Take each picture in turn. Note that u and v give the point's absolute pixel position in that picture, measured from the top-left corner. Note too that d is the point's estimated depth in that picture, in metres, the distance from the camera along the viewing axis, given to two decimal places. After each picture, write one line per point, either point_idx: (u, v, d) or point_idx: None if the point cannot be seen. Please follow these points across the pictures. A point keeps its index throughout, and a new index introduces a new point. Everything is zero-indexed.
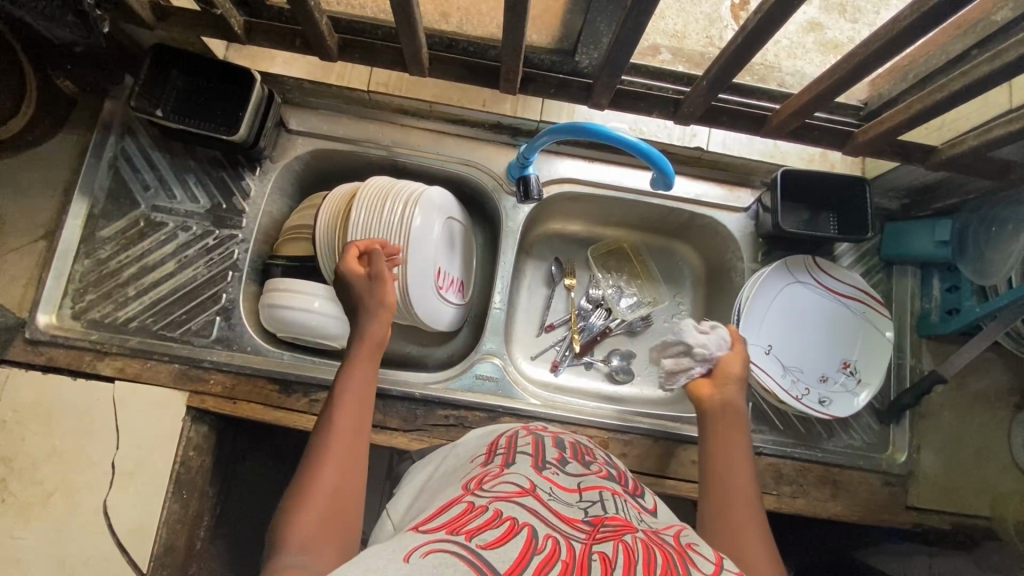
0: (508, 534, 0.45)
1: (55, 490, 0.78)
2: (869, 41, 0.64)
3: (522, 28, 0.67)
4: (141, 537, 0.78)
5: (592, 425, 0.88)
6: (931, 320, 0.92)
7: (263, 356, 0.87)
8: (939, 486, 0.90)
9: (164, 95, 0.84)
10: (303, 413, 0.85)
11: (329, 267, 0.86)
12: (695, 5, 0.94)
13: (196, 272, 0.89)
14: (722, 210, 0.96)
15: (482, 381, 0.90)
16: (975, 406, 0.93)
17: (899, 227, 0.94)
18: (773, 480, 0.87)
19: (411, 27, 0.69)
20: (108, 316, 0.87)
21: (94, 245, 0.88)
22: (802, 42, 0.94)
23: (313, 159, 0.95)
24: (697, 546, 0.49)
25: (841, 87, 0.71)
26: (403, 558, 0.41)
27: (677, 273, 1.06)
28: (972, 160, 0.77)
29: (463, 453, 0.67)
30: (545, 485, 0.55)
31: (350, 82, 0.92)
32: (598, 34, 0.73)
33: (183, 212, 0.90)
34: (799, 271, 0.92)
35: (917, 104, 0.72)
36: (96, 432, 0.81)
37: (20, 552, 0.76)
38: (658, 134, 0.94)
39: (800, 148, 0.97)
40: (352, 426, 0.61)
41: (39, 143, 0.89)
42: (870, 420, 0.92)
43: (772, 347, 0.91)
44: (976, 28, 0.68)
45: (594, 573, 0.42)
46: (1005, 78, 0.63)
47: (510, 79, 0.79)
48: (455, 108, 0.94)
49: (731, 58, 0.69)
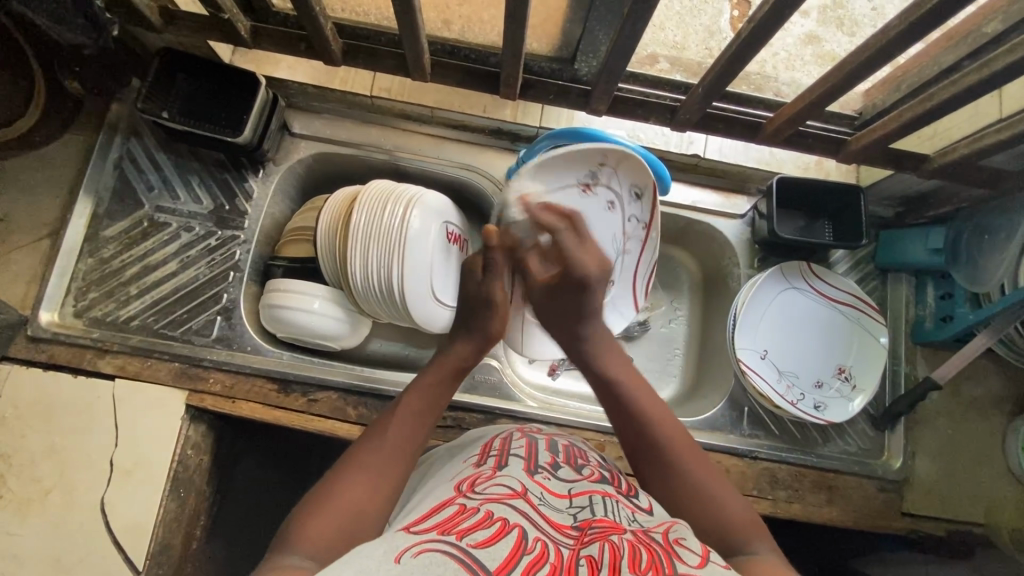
0: (498, 534, 0.46)
1: (53, 486, 0.79)
2: (860, 49, 0.66)
3: (522, 34, 0.69)
4: (138, 534, 0.79)
5: (588, 427, 0.89)
6: (925, 327, 0.93)
7: (263, 356, 0.88)
8: (934, 493, 0.90)
9: (170, 97, 0.85)
10: (301, 413, 0.86)
11: (331, 269, 0.87)
12: (695, 17, 0.99)
13: (199, 272, 0.90)
14: (718, 216, 0.97)
15: (480, 383, 0.91)
16: (970, 413, 0.94)
17: (893, 236, 0.95)
18: (768, 485, 0.88)
19: (414, 34, 0.71)
20: (110, 314, 0.87)
21: (99, 244, 0.89)
22: (798, 55, 0.97)
23: (317, 163, 0.97)
24: (685, 541, 0.49)
25: (834, 95, 0.72)
26: (394, 558, 0.41)
27: (675, 279, 1.06)
28: (962, 167, 0.78)
29: (454, 456, 0.67)
30: (537, 489, 0.55)
31: (355, 87, 0.94)
32: (596, 43, 0.75)
33: (187, 212, 0.92)
34: (794, 277, 0.93)
35: (909, 112, 0.74)
36: (95, 428, 0.81)
37: (17, 548, 0.76)
38: (655, 141, 0.96)
39: (796, 157, 0.99)
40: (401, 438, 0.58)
41: (46, 143, 0.91)
42: (865, 426, 0.93)
43: (768, 351, 0.92)
44: (967, 40, 0.69)
45: None
46: (994, 86, 0.64)
47: (511, 84, 0.80)
48: (455, 113, 0.95)
49: (726, 66, 0.71)
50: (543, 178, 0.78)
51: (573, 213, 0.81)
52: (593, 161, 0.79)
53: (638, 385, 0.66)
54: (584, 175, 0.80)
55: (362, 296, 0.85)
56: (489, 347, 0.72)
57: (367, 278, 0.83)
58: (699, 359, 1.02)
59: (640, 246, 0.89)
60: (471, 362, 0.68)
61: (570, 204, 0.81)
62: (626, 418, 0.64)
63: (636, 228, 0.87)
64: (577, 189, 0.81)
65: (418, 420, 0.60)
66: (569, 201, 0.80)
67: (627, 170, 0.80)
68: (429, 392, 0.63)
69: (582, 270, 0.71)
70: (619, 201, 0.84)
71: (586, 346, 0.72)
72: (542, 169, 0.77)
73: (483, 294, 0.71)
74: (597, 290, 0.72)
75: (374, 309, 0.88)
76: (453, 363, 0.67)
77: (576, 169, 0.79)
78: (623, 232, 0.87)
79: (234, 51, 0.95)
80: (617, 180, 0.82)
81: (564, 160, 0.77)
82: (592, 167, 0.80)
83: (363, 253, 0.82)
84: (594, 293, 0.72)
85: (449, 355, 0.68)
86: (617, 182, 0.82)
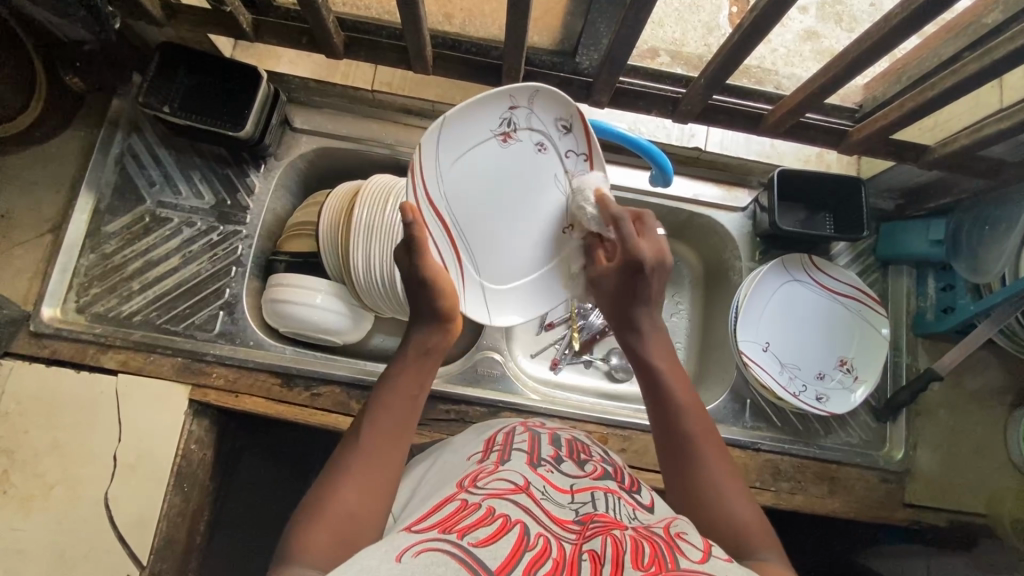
0: (499, 531, 0.46)
1: (56, 482, 0.79)
2: (861, 39, 0.66)
3: (525, 26, 0.69)
4: (142, 530, 0.79)
5: (590, 420, 0.89)
6: (926, 318, 0.94)
7: (265, 351, 0.88)
8: (935, 483, 0.91)
9: (171, 90, 0.85)
10: (304, 407, 0.87)
11: (333, 262, 0.87)
12: (694, 13, 0.99)
13: (201, 267, 0.90)
14: (719, 209, 0.97)
15: (482, 377, 0.91)
16: (971, 404, 0.94)
17: (894, 228, 0.95)
18: (771, 477, 0.88)
19: (416, 27, 0.71)
20: (112, 310, 0.87)
21: (100, 239, 0.89)
22: (798, 51, 0.98)
23: (318, 157, 0.97)
24: (686, 535, 0.49)
25: (835, 85, 0.72)
26: (395, 558, 0.41)
27: (676, 274, 1.06)
28: (963, 158, 0.79)
29: (457, 452, 0.67)
30: (539, 483, 0.56)
31: (355, 81, 0.97)
32: (598, 35, 0.75)
33: (188, 207, 0.92)
34: (795, 270, 0.94)
35: (910, 103, 0.74)
36: (99, 424, 0.81)
37: (21, 544, 0.76)
38: (657, 134, 0.97)
39: (797, 149, 1.00)
40: (387, 433, 0.56)
41: (47, 139, 0.90)
42: (867, 418, 0.93)
43: (770, 344, 0.92)
44: (967, 31, 0.69)
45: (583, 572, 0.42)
46: (997, 73, 0.64)
47: (513, 77, 0.80)
48: (457, 106, 0.97)
49: (728, 57, 0.71)
50: (453, 143, 0.65)
51: (504, 166, 0.68)
52: (502, 105, 0.66)
53: (680, 379, 0.63)
54: (498, 122, 0.66)
55: (363, 289, 0.85)
56: (453, 325, 0.65)
57: (369, 271, 0.83)
58: (701, 352, 1.02)
59: (591, 180, 0.71)
60: (439, 343, 0.63)
61: (490, 158, 0.67)
62: (659, 406, 0.62)
63: (579, 163, 0.70)
64: (494, 140, 0.67)
65: (392, 417, 0.57)
66: (489, 156, 0.67)
67: (544, 103, 0.67)
68: (401, 383, 0.60)
69: (631, 250, 0.64)
70: (549, 139, 0.69)
71: (639, 331, 0.67)
72: (448, 124, 0.63)
73: (423, 279, 0.61)
74: (655, 277, 0.65)
75: (376, 303, 0.88)
76: (416, 349, 0.62)
77: (486, 118, 0.65)
78: (565, 173, 0.70)
79: (236, 45, 0.97)
80: (537, 119, 0.68)
81: (470, 108, 0.63)
82: (505, 111, 0.66)
83: (365, 248, 0.82)
84: (646, 279, 0.65)
85: (410, 343, 0.62)
86: (538, 120, 0.68)
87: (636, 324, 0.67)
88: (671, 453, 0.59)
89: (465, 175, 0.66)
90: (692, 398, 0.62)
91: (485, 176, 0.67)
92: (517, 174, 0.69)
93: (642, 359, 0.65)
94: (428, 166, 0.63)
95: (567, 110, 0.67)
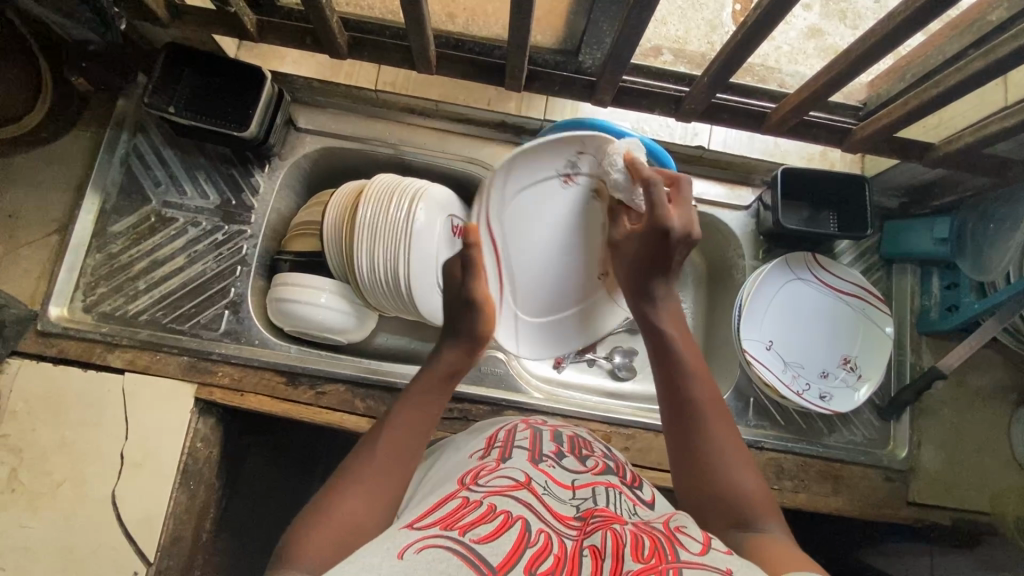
0: (501, 527, 0.46)
1: (64, 479, 0.80)
2: (865, 37, 0.66)
3: (528, 25, 0.69)
4: (149, 527, 0.80)
5: (594, 419, 0.89)
6: (930, 317, 0.94)
7: (269, 350, 0.89)
8: (939, 482, 0.90)
9: (176, 91, 0.86)
10: (309, 405, 0.87)
11: (337, 261, 0.87)
12: (697, 11, 0.98)
13: (206, 267, 0.90)
14: (722, 208, 0.97)
15: (486, 375, 0.91)
16: (975, 403, 0.94)
17: (899, 226, 0.94)
18: (774, 475, 0.88)
19: (419, 27, 0.72)
20: (119, 309, 0.88)
21: (106, 239, 0.90)
22: (802, 48, 0.97)
23: (322, 157, 0.97)
24: (686, 528, 0.49)
25: (838, 83, 0.72)
26: (398, 555, 0.41)
27: (679, 273, 1.07)
28: (967, 155, 0.79)
29: (461, 449, 0.67)
30: (541, 478, 0.56)
31: (359, 81, 0.95)
32: (601, 35, 0.75)
33: (193, 207, 0.92)
34: (799, 268, 0.94)
35: (913, 101, 0.74)
36: (106, 423, 0.82)
37: (29, 541, 0.77)
38: (660, 133, 0.97)
39: (801, 146, 1.00)
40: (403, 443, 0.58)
41: (54, 139, 0.91)
42: (870, 416, 0.93)
43: (774, 342, 0.92)
44: (972, 28, 0.69)
45: (585, 568, 0.43)
46: (1002, 70, 0.64)
47: (515, 76, 0.81)
48: (460, 106, 0.96)
49: (730, 56, 0.71)
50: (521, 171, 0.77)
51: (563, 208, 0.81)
52: (570, 150, 0.77)
53: (689, 344, 0.65)
54: (565, 165, 0.79)
55: (366, 288, 0.85)
56: (481, 350, 0.68)
57: (373, 271, 0.83)
58: (704, 350, 1.02)
59: None
60: (463, 365, 0.66)
61: (551, 195, 0.80)
62: (669, 368, 0.63)
63: None
64: (558, 180, 0.79)
65: (411, 429, 0.59)
66: (548, 195, 0.80)
67: (604, 155, 0.75)
68: (421, 398, 0.62)
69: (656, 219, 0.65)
70: (602, 189, 0.79)
71: (652, 296, 0.68)
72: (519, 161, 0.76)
73: None
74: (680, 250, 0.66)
75: (378, 302, 0.88)
76: (443, 368, 0.65)
77: (555, 158, 0.78)
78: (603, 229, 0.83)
79: (240, 46, 0.97)
80: (597, 166, 0.78)
81: (540, 150, 0.76)
82: (570, 156, 0.77)
83: (369, 248, 0.82)
84: (670, 246, 0.66)
85: (438, 361, 0.66)
86: (599, 169, 0.78)
87: (654, 292, 0.68)
88: (675, 414, 0.60)
89: (526, 207, 0.80)
90: (698, 362, 0.63)
91: (541, 216, 0.81)
92: (564, 217, 0.82)
93: (652, 322, 0.67)
94: (497, 189, 0.78)
95: (620, 155, 0.71)
